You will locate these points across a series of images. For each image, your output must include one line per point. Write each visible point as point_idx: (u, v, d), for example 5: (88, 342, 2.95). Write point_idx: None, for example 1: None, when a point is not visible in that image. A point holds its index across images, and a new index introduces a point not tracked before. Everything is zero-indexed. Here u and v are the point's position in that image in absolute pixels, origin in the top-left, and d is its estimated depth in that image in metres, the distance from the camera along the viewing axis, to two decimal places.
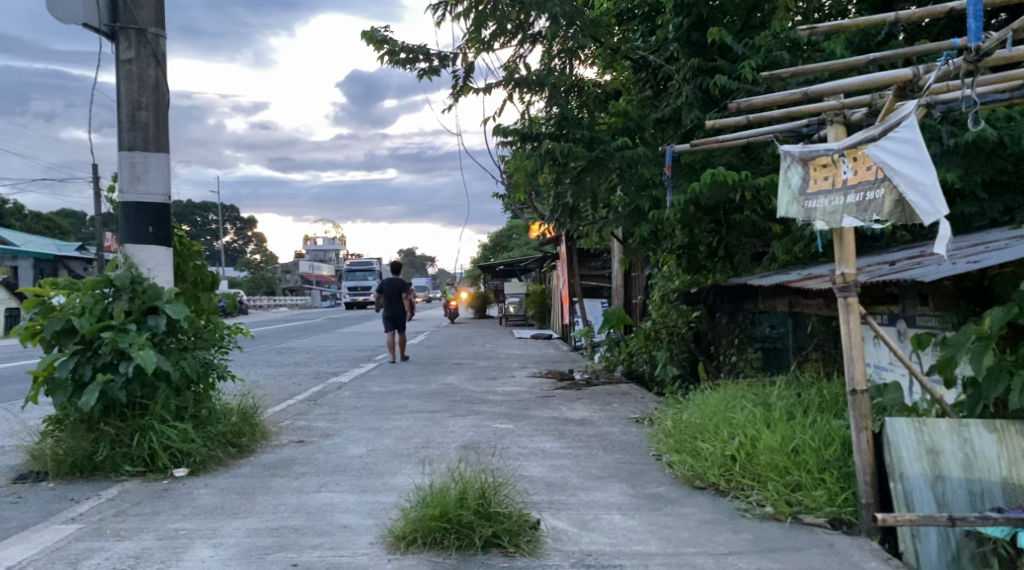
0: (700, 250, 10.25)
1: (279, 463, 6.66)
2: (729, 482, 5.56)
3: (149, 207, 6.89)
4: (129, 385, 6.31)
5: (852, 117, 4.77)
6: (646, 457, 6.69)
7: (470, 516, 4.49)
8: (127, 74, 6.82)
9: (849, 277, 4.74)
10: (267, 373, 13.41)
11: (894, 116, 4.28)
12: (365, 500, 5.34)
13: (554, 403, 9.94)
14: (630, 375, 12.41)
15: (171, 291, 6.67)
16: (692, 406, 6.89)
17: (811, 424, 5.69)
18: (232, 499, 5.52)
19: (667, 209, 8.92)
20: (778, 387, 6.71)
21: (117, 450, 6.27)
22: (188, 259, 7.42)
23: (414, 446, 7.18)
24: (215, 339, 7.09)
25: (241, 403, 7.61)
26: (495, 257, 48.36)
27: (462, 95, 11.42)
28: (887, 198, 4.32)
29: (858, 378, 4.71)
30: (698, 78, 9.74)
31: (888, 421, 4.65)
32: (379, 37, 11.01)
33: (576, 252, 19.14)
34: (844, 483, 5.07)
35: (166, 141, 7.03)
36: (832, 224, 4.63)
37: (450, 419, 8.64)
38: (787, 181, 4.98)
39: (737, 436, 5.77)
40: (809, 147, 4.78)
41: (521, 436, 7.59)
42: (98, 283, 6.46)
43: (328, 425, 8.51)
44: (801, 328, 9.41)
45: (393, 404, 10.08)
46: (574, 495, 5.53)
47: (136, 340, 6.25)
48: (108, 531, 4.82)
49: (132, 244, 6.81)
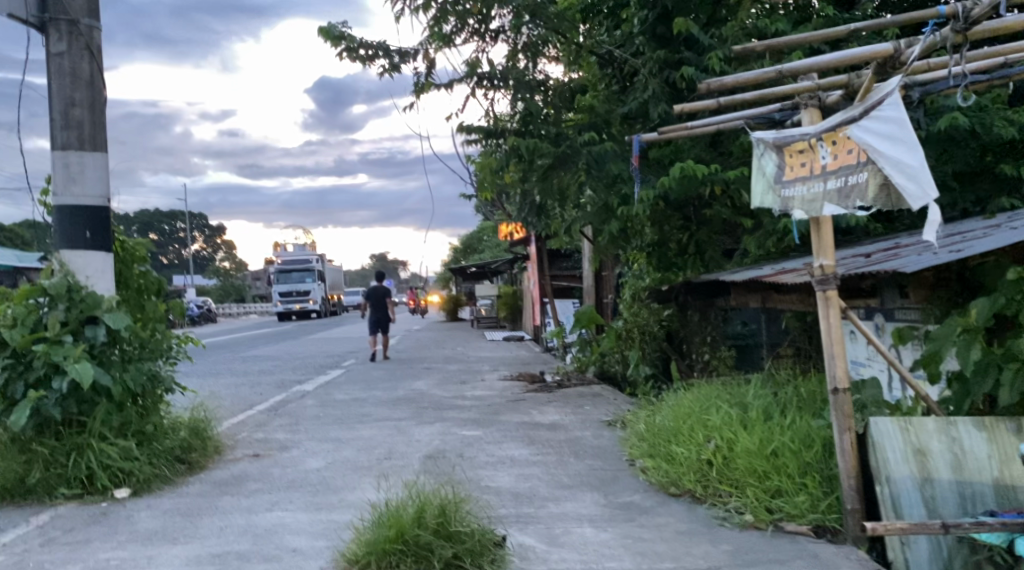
0: (670, 247, 9.98)
1: (231, 480, 6.27)
2: (706, 489, 5.26)
3: (86, 210, 6.46)
4: (64, 402, 5.87)
5: (828, 100, 4.50)
6: (619, 463, 6.38)
7: (428, 536, 4.12)
8: (59, 68, 6.39)
9: (828, 269, 4.45)
10: (228, 383, 12.94)
11: (876, 94, 4.03)
12: (318, 520, 4.96)
13: (524, 407, 9.61)
14: (602, 376, 12.13)
15: (111, 299, 6.24)
16: (665, 409, 6.58)
17: (790, 424, 5.41)
18: (174, 522, 5.12)
19: (636, 205, 8.64)
20: (754, 385, 6.44)
21: (51, 471, 5.84)
22: (131, 264, 6.99)
23: (376, 457, 6.82)
24: (162, 350, 6.67)
25: (192, 417, 7.21)
26: (466, 260, 48.02)
27: (424, 91, 11.07)
28: (871, 181, 4.03)
29: (841, 377, 4.42)
30: (666, 72, 9.47)
31: (873, 420, 4.37)
32: (336, 32, 10.62)
33: (546, 251, 18.84)
34: (827, 487, 4.79)
35: (103, 139, 6.62)
36: (812, 213, 4.33)
37: (414, 427, 8.27)
38: (761, 170, 4.69)
39: (713, 440, 5.47)
40: (784, 132, 4.51)
41: (489, 444, 7.25)
42: (31, 293, 6.03)
43: (286, 437, 8.10)
44: (775, 324, 9.17)
45: (357, 412, 9.68)
46: (543, 506, 5.20)
47: (71, 353, 5.82)
48: (31, 565, 4.40)
49: (68, 251, 6.38)
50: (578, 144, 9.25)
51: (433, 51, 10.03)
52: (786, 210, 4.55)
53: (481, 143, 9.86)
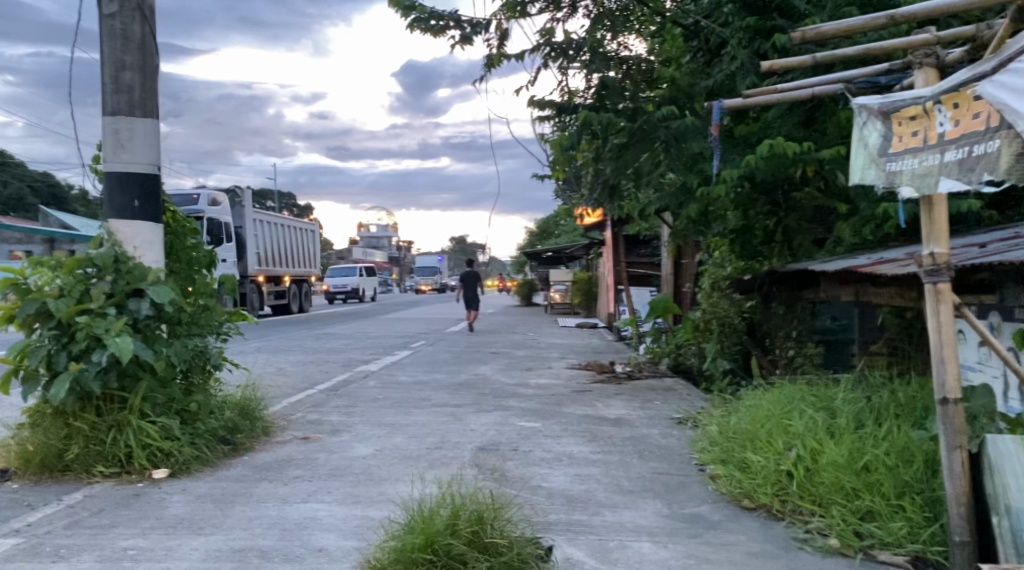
0: (755, 233, 9.26)
1: (273, 464, 5.96)
2: (785, 505, 4.66)
3: (134, 178, 6.24)
4: (105, 376, 5.65)
5: (947, 58, 3.83)
6: (686, 467, 5.82)
7: (458, 546, 3.66)
8: (110, 30, 6.16)
9: (940, 258, 3.79)
10: (294, 361, 12.75)
11: (1013, 45, 3.38)
12: (352, 516, 4.58)
13: (589, 399, 9.08)
14: (676, 369, 11.52)
15: (159, 272, 6.02)
16: (741, 410, 5.99)
17: (886, 435, 4.79)
18: (205, 509, 4.82)
19: (719, 185, 7.99)
20: (845, 387, 5.78)
21: (90, 448, 5.62)
22: (183, 237, 6.76)
23: (427, 447, 6.40)
24: (213, 326, 6.52)
25: (242, 397, 7.00)
26: (544, 244, 47.58)
27: (495, 65, 10.61)
28: (1004, 151, 3.35)
29: (952, 386, 3.78)
30: (756, 43, 8.71)
31: (989, 438, 3.74)
32: (407, 2, 10.26)
33: (622, 239, 18.02)
34: (929, 513, 4.17)
35: (155, 105, 6.38)
36: (924, 189, 3.71)
37: (472, 416, 7.83)
38: (862, 141, 4.11)
39: (795, 448, 4.88)
40: (892, 96, 3.91)
41: (547, 438, 6.76)
42: (80, 262, 5.81)
43: (341, 420, 7.79)
44: (870, 320, 8.42)
45: (415, 396, 9.29)
46: (598, 514, 4.69)
47: (113, 326, 5.60)
48: (47, 550, 4.13)
49: (115, 220, 6.18)
50: (655, 119, 8.66)
51: (506, 21, 9.58)
52: (890, 186, 3.95)
53: (555, 120, 9.45)
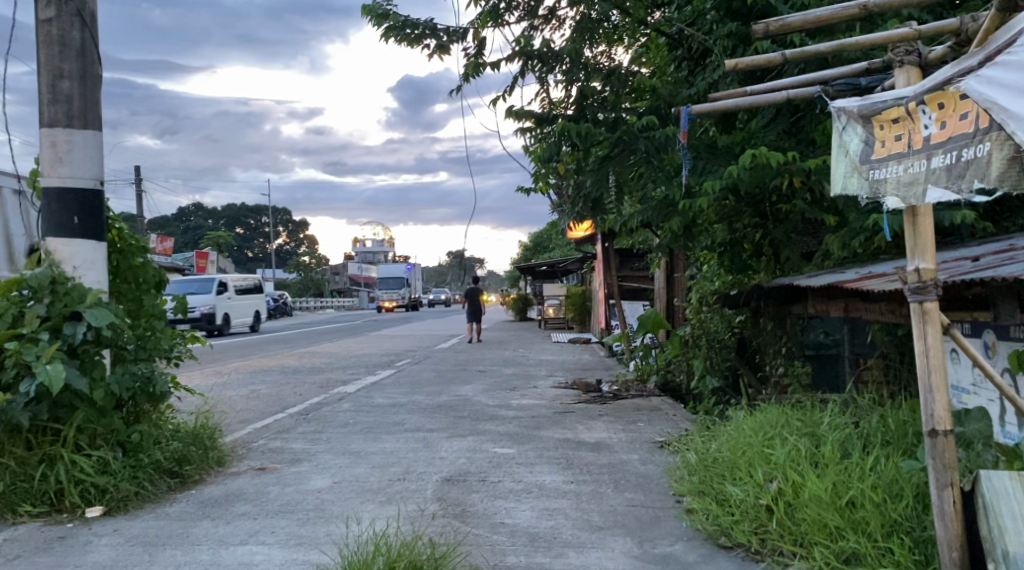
0: (744, 247, 8.83)
1: (220, 499, 5.56)
2: (764, 543, 4.28)
3: (75, 193, 5.87)
4: (35, 406, 5.24)
5: (930, 55, 3.51)
6: (663, 498, 5.42)
7: None
8: (47, 37, 5.80)
9: (927, 274, 3.44)
10: (270, 383, 12.28)
11: (999, 37, 3.05)
12: (290, 562, 4.19)
13: (570, 422, 8.67)
14: (664, 387, 11.13)
15: (98, 293, 5.58)
16: (723, 436, 5.61)
17: (874, 466, 4.42)
18: (133, 552, 4.43)
19: (699, 198, 7.61)
20: (831, 411, 5.40)
21: (17, 485, 5.21)
22: (129, 255, 6.35)
23: (389, 479, 5.99)
24: (161, 349, 6.10)
25: (196, 424, 6.60)
26: (537, 257, 47.09)
27: (472, 75, 10.29)
28: (994, 155, 3.01)
29: (941, 417, 3.44)
30: (740, 50, 8.34)
31: (982, 474, 3.39)
32: (381, 10, 9.91)
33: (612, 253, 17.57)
34: (919, 555, 3.76)
35: (96, 116, 6.01)
36: (910, 198, 3.35)
37: (443, 442, 7.41)
38: (842, 147, 3.74)
39: (775, 481, 4.50)
40: (871, 97, 3.58)
41: (519, 466, 6.34)
42: (15, 284, 5.41)
43: (305, 447, 7.37)
44: (860, 336, 8.03)
45: (388, 421, 8.84)
46: (562, 555, 4.29)
47: (44, 352, 5.15)
48: None
49: (54, 238, 5.80)
50: (635, 129, 8.29)
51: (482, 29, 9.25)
52: (875, 197, 3.59)
53: (534, 131, 9.09)
